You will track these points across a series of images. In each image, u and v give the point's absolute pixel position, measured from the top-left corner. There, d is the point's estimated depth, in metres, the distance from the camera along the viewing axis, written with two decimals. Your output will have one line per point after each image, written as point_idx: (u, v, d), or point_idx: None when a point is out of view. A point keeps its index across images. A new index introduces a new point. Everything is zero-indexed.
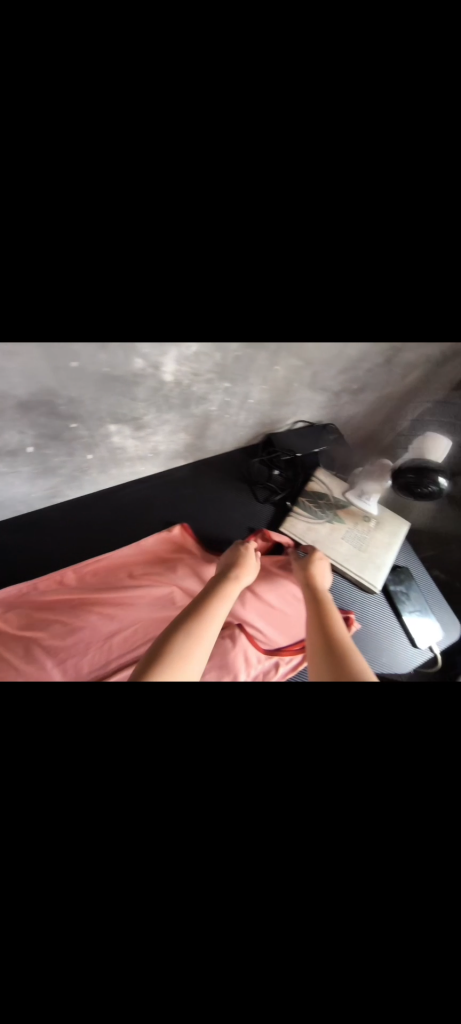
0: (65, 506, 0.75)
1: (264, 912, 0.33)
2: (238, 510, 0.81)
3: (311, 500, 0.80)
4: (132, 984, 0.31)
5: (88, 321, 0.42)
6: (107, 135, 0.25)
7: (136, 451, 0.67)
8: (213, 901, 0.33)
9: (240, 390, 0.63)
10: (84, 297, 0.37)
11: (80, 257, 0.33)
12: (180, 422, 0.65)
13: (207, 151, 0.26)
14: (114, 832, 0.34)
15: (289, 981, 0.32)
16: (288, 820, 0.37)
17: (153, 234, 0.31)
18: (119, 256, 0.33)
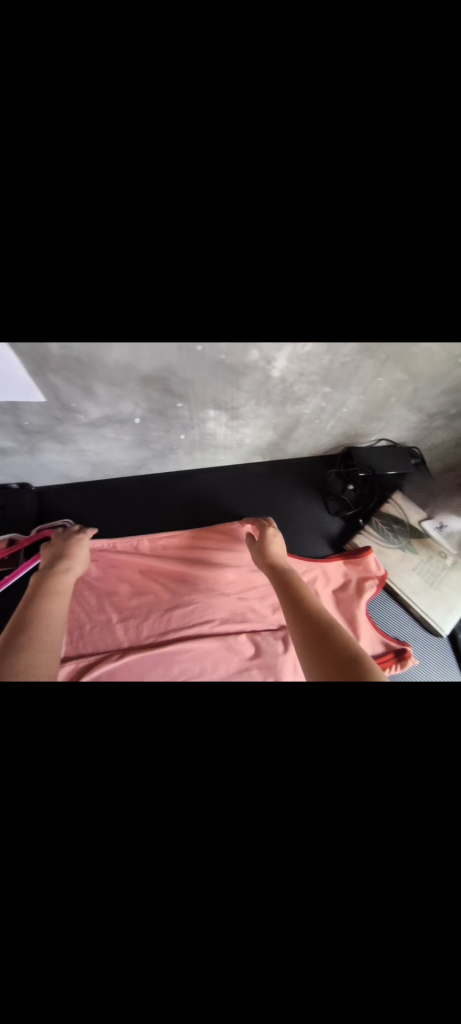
0: (145, 482, 0.78)
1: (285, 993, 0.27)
2: (305, 518, 0.79)
3: (385, 522, 0.76)
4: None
5: (237, 313, 0.37)
6: (356, 131, 0.24)
7: (224, 440, 0.69)
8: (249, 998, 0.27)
9: (337, 397, 0.61)
10: (235, 286, 0.32)
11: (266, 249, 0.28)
12: (272, 420, 0.65)
13: (417, 165, 0.25)
14: (189, 842, 0.29)
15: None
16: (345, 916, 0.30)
17: (356, 235, 0.28)
18: (312, 261, 0.30)
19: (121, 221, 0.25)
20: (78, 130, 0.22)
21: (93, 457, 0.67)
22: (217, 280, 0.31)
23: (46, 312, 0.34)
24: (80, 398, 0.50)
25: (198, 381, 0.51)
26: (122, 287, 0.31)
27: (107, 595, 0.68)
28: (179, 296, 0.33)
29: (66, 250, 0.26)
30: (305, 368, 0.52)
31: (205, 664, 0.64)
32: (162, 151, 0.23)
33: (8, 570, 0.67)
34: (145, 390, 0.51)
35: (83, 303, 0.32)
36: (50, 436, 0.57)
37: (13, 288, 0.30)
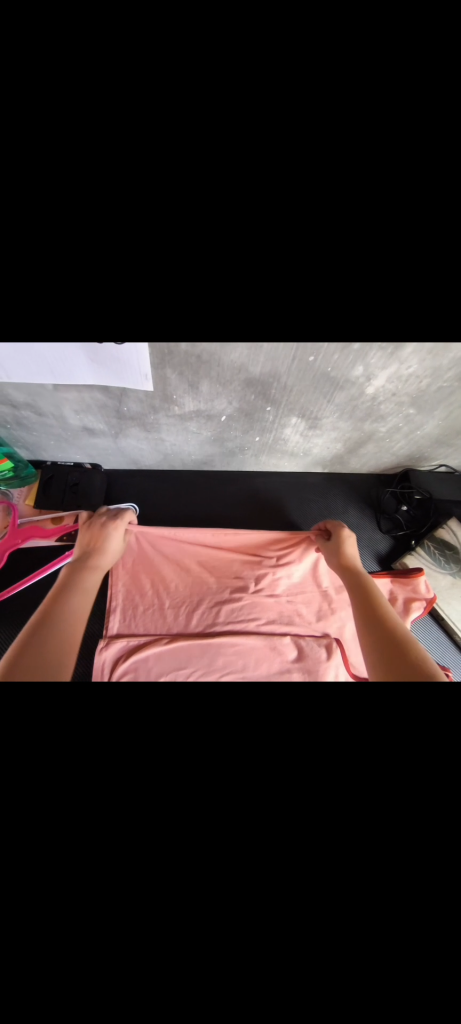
0: (205, 476, 0.81)
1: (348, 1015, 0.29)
2: (357, 532, 0.80)
3: (437, 546, 0.75)
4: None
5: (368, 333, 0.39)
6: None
7: (294, 447, 0.71)
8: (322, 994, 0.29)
9: (417, 417, 0.62)
10: (386, 315, 0.34)
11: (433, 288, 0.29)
12: (345, 434, 0.67)
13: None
14: (275, 828, 0.30)
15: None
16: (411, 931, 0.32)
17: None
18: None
19: (296, 237, 0.25)
20: (278, 145, 0.23)
21: (168, 447, 0.69)
22: None
23: (185, 317, 0.36)
24: (182, 392, 0.52)
25: (295, 388, 0.53)
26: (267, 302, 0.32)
27: (156, 588, 0.70)
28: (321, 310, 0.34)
29: (228, 267, 0.27)
30: (400, 386, 0.53)
31: (248, 662, 0.64)
32: (354, 165, 0.24)
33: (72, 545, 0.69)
34: (243, 391, 0.53)
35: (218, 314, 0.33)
36: (139, 423, 0.60)
37: (165, 302, 0.31)
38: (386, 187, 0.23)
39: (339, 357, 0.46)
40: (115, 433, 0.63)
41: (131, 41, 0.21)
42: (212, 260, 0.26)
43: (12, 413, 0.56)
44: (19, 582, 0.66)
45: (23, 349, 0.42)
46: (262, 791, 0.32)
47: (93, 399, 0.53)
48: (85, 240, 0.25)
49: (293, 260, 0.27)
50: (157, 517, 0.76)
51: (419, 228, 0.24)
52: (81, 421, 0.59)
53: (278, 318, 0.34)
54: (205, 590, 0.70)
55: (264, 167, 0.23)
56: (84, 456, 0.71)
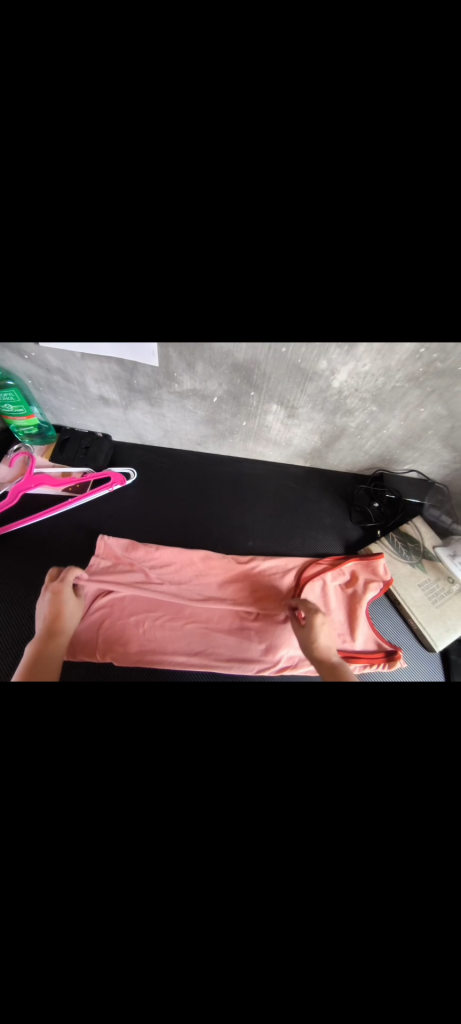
0: (200, 458, 0.91)
1: (221, 847, 0.42)
2: (330, 522, 0.88)
3: (401, 539, 0.82)
4: (98, 852, 0.40)
5: (321, 329, 0.51)
6: (442, 212, 0.31)
7: (277, 436, 0.82)
8: (211, 821, 0.43)
9: (381, 416, 0.73)
10: (326, 314, 0.46)
11: (355, 297, 0.41)
12: (320, 427, 0.78)
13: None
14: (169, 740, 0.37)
15: (233, 884, 0.40)
16: (289, 801, 0.45)
17: (427, 281, 0.38)
18: (393, 292, 0.40)
19: (251, 242, 0.35)
20: (234, 165, 0.29)
21: (169, 424, 0.81)
22: (310, 300, 0.43)
23: (179, 306, 0.46)
24: (181, 370, 0.65)
25: (273, 375, 0.64)
26: (237, 296, 0.43)
27: (145, 549, 0.79)
28: (280, 306, 0.44)
29: (201, 264, 0.37)
30: (360, 381, 0.64)
31: (212, 618, 0.75)
32: (298, 181, 0.30)
33: (76, 495, 0.82)
34: (230, 375, 0.65)
35: (202, 300, 0.45)
36: (145, 396, 0.72)
37: (160, 290, 0.43)
38: (317, 226, 0.33)
39: (304, 349, 0.58)
40: (125, 403, 0.75)
41: (86, 49, 0.25)
42: (196, 273, 0.39)
43: (46, 376, 0.70)
44: (27, 518, 0.78)
45: (59, 328, 0.54)
46: (180, 775, 0.46)
47: (111, 371, 0.66)
48: (112, 261, 0.38)
49: (257, 268, 0.38)
50: (152, 487, 0.87)
51: (346, 256, 0.35)
52: (99, 389, 0.72)
53: (248, 307, 0.45)
54: (187, 562, 0.79)
55: (232, 205, 0.32)
56: (97, 424, 0.84)
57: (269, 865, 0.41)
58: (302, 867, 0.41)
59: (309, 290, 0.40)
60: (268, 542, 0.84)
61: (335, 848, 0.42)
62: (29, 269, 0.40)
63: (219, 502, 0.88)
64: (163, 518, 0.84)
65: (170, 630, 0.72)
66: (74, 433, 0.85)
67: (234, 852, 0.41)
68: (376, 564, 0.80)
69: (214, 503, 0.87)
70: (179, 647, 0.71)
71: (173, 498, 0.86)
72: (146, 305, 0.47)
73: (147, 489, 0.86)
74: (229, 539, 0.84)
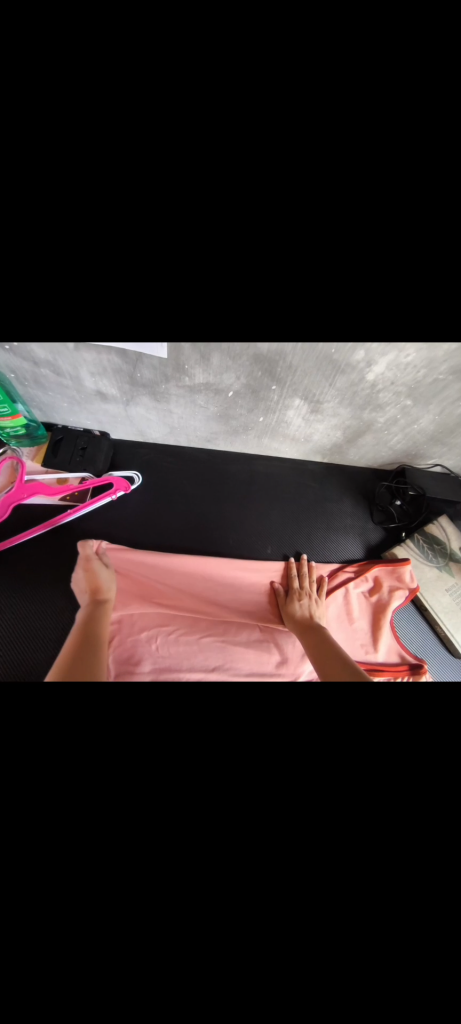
0: (208, 456, 0.82)
1: (283, 941, 0.33)
2: (351, 523, 0.83)
3: (426, 539, 0.78)
4: (125, 977, 0.31)
5: (365, 320, 0.43)
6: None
7: (296, 432, 0.74)
8: (257, 910, 0.35)
9: (414, 410, 0.66)
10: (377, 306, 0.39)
11: (420, 278, 0.35)
12: (344, 422, 0.70)
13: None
14: None
15: (296, 1008, 0.32)
16: (358, 845, 0.35)
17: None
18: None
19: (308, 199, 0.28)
20: None
21: (176, 421, 0.72)
22: (368, 277, 0.35)
23: (202, 287, 0.38)
24: (194, 362, 0.56)
25: (300, 369, 0.56)
26: (276, 275, 0.35)
27: (153, 564, 0.72)
28: (328, 287, 0.37)
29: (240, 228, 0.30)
30: (398, 373, 0.56)
31: (229, 633, 0.69)
32: None
33: (76, 504, 0.73)
34: (251, 367, 0.56)
35: (232, 280, 0.36)
36: (150, 392, 0.63)
37: (181, 265, 0.34)
38: (391, 187, 0.27)
39: (340, 339, 0.49)
40: (126, 400, 0.66)
41: None
42: (235, 240, 0.32)
43: (32, 371, 0.60)
44: (22, 534, 0.70)
45: (49, 315, 0.44)
46: (230, 789, 0.37)
47: (110, 363, 0.57)
48: (131, 214, 0.30)
49: (310, 235, 0.30)
50: (158, 492, 0.79)
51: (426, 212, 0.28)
52: (96, 385, 0.62)
53: (287, 290, 0.37)
54: (200, 574, 0.72)
55: (288, 161, 0.27)
56: (94, 423, 0.74)
57: (343, 982, 0.32)
58: (388, 969, 0.32)
59: (371, 262, 0.33)
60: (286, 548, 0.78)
61: (422, 904, 0.33)
62: (20, 228, 0.31)
63: (232, 506, 0.80)
64: (171, 525, 0.77)
65: (183, 647, 0.66)
66: (68, 432, 0.75)
67: (301, 947, 0.32)
68: (400, 568, 0.76)
69: (226, 507, 0.80)
70: (194, 662, 0.65)
71: (182, 502, 0.79)
72: (161, 286, 0.38)
73: (152, 494, 0.78)
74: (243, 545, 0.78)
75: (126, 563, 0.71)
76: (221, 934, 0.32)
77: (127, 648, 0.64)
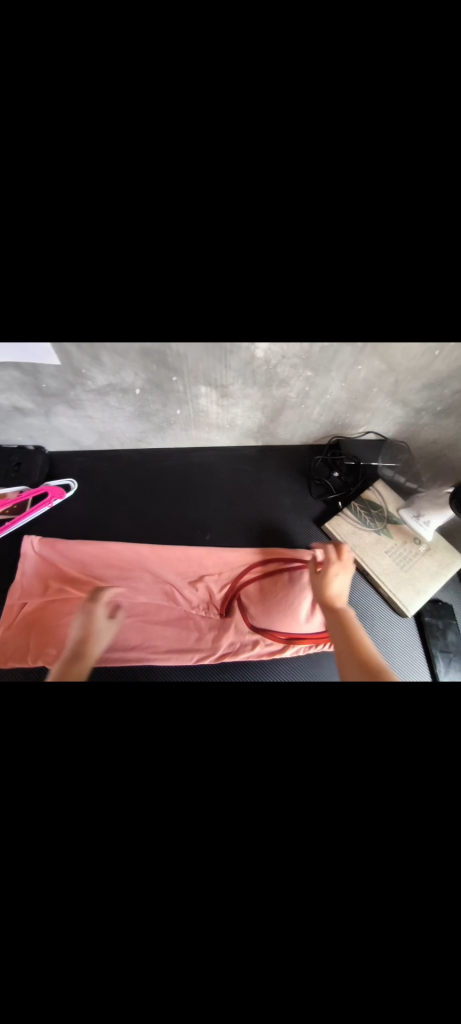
0: (143, 455, 0.85)
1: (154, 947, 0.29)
2: (289, 501, 0.83)
3: (363, 506, 0.79)
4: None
5: (217, 322, 0.45)
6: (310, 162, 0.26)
7: (218, 420, 0.77)
8: (147, 837, 0.32)
9: (320, 382, 0.67)
10: (212, 303, 0.41)
11: (230, 273, 0.36)
12: (259, 402, 0.72)
13: (320, 150, 0.28)
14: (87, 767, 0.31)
15: (178, 1011, 0.28)
16: (237, 862, 0.32)
17: None
18: (276, 264, 0.34)
19: (92, 223, 0.30)
20: (51, 152, 0.27)
21: (101, 426, 0.76)
22: (188, 292, 0.38)
23: (58, 308, 0.41)
24: (89, 366, 0.59)
25: (190, 357, 0.59)
26: (108, 294, 0.38)
27: (89, 556, 0.73)
28: (161, 296, 0.39)
29: (52, 255, 0.33)
30: (285, 348, 0.58)
31: (161, 622, 0.70)
32: (115, 171, 0.28)
33: (16, 519, 0.74)
34: (145, 362, 0.59)
35: (76, 302, 0.39)
36: (63, 400, 0.66)
37: (28, 299, 0.38)
38: (153, 185, 0.28)
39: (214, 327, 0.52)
40: (45, 410, 0.69)
41: None
42: (37, 243, 0.31)
43: None
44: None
45: None
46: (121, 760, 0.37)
47: (13, 376, 0.60)
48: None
49: (110, 256, 0.33)
50: (95, 497, 0.81)
51: (196, 240, 0.32)
52: (12, 400, 0.66)
53: (126, 301, 0.40)
54: (136, 571, 0.73)
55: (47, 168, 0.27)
56: (27, 436, 0.77)
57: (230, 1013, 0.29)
58: (275, 963, 0.29)
59: (175, 280, 0.36)
60: (228, 534, 0.79)
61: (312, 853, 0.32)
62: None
63: (171, 501, 0.82)
64: (110, 522, 0.78)
65: (103, 628, 0.67)
66: (2, 448, 0.77)
67: (180, 946, 0.29)
68: (337, 538, 0.77)
69: (163, 499, 0.82)
70: (114, 642, 0.66)
71: (120, 502, 0.81)
72: (19, 314, 0.41)
73: (90, 499, 0.80)
74: (179, 533, 0.79)
75: (68, 555, 0.73)
76: (104, 939, 0.29)
77: (49, 631, 0.67)
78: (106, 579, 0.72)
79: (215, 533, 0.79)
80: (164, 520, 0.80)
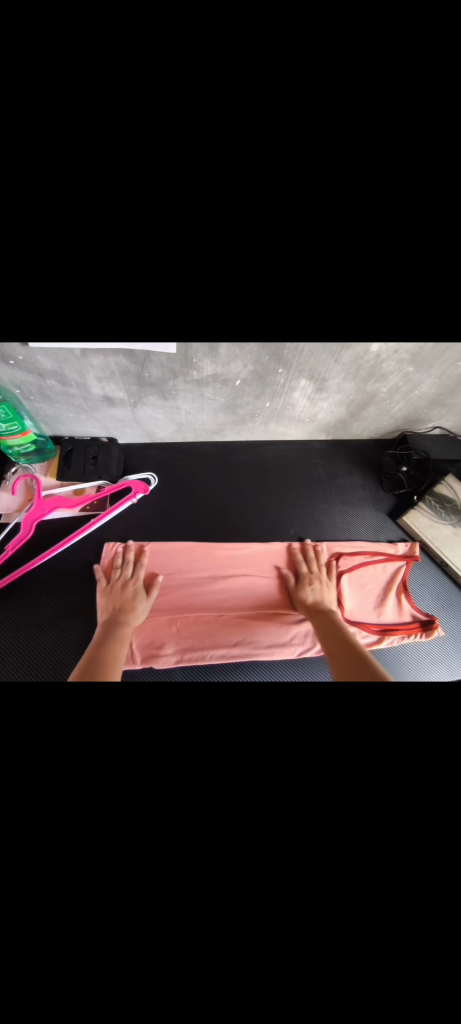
0: (217, 448, 0.83)
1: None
2: (363, 495, 0.84)
3: (439, 500, 0.80)
4: None
5: (374, 320, 0.45)
6: None
7: (301, 414, 0.76)
8: None
9: (415, 377, 0.68)
10: (389, 302, 0.38)
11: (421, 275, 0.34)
12: (348, 396, 0.72)
13: None
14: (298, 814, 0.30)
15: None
16: None
17: None
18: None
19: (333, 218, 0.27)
20: None
21: (183, 418, 0.73)
22: (377, 289, 0.36)
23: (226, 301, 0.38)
24: (201, 355, 0.56)
25: (306, 349, 0.57)
26: (294, 291, 0.35)
27: (172, 559, 0.71)
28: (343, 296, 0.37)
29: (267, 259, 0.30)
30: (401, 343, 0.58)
31: (260, 618, 0.69)
32: None
33: (98, 516, 0.70)
34: (258, 352, 0.56)
35: (253, 295, 0.37)
36: (157, 390, 0.63)
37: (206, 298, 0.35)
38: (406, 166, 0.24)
39: None
40: (133, 401, 0.65)
41: None
42: None
43: (37, 382, 0.58)
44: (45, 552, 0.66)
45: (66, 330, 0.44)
46: None
47: (118, 363, 0.55)
48: None
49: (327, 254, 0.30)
50: (171, 493, 0.77)
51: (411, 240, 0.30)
52: (103, 389, 0.61)
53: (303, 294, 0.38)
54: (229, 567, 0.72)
55: (309, 171, 0.26)
56: (102, 428, 0.73)
57: None
58: None
59: (370, 281, 0.34)
60: (308, 529, 0.79)
61: None
62: None
63: (250, 496, 0.80)
64: (191, 517, 0.76)
65: (204, 627, 0.66)
66: (76, 441, 0.73)
67: None
68: (414, 533, 0.80)
69: (240, 494, 0.80)
70: (216, 641, 0.66)
71: (198, 497, 0.78)
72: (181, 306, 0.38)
73: (167, 495, 0.77)
74: (263, 529, 0.78)
75: (157, 553, 0.71)
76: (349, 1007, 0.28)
77: (150, 631, 0.65)
78: (198, 574, 0.70)
79: (297, 528, 0.79)
80: (245, 516, 0.78)
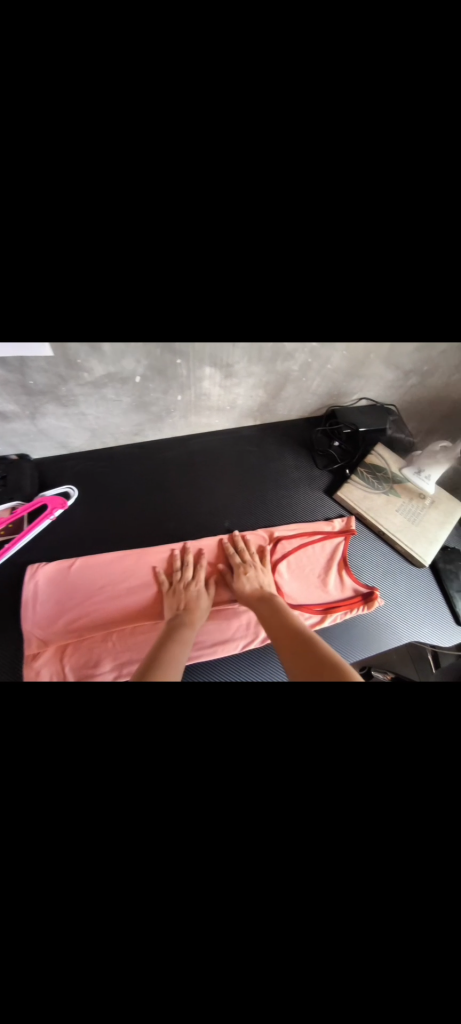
0: (142, 449, 0.79)
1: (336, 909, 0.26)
2: (298, 476, 0.84)
3: (370, 471, 0.82)
4: None
5: None
6: None
7: (220, 403, 0.74)
8: None
9: (323, 352, 0.66)
10: None
11: None
12: (261, 379, 0.70)
13: None
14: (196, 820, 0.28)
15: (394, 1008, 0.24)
16: None
17: (351, 227, 0.28)
18: None
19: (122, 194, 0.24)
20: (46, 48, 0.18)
21: (95, 423, 0.69)
22: None
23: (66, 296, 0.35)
24: (84, 354, 0.52)
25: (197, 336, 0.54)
26: None
27: (100, 571, 0.68)
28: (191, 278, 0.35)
29: None
30: None
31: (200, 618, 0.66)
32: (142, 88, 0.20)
33: (15, 539, 0.66)
34: (147, 346, 0.53)
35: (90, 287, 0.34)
36: (51, 397, 0.59)
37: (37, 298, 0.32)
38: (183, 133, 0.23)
39: None
40: (29, 412, 0.61)
41: None
42: None
43: None
44: None
45: None
46: None
47: None
48: None
49: None
50: (98, 503, 0.74)
51: None
52: None
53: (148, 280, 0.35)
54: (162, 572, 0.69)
55: (110, 165, 0.22)
56: (8, 444, 0.68)
57: None
58: None
59: None
60: (246, 519, 0.78)
61: None
62: None
63: (182, 494, 0.78)
64: (121, 525, 0.73)
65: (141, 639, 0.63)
66: None
67: None
68: (351, 507, 0.80)
69: (172, 493, 0.77)
70: None
71: (127, 503, 0.75)
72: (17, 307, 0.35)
73: (93, 505, 0.73)
74: (198, 526, 0.75)
75: (85, 568, 0.67)
76: None
77: (83, 652, 0.61)
78: (131, 584, 0.67)
79: (234, 519, 0.77)
80: (179, 515, 0.76)
